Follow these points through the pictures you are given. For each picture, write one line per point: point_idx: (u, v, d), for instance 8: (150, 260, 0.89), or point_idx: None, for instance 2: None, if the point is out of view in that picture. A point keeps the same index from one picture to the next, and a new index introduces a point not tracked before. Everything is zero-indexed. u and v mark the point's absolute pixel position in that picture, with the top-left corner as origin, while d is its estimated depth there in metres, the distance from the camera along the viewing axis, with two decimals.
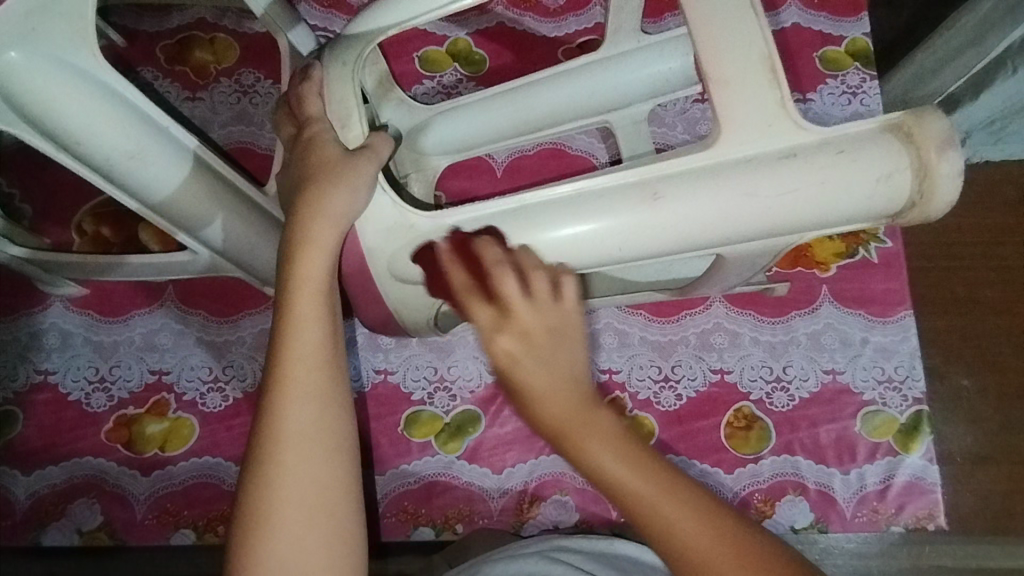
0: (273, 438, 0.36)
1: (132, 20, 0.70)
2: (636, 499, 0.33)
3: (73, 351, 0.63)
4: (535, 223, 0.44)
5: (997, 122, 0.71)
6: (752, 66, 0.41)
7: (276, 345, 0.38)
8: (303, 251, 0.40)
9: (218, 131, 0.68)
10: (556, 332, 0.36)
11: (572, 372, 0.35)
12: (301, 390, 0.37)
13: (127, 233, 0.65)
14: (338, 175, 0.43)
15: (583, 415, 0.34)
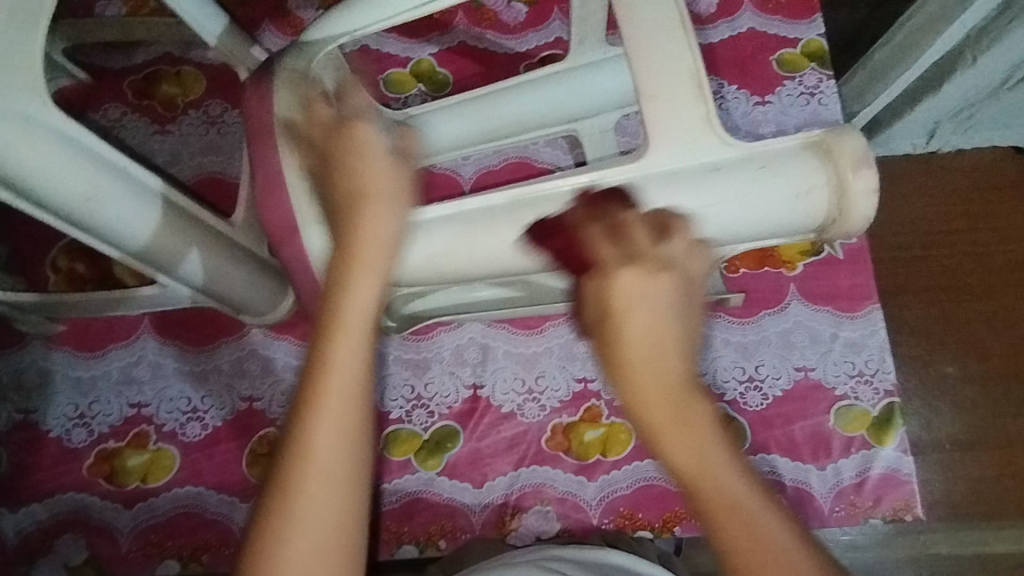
0: (310, 403, 0.37)
1: (99, 58, 0.71)
2: (714, 496, 0.34)
3: (52, 389, 0.64)
4: (481, 230, 0.46)
5: (963, 114, 0.82)
6: (680, 81, 0.44)
7: (331, 308, 0.40)
8: (357, 279, 0.40)
9: (188, 162, 0.69)
10: (637, 299, 0.37)
11: (679, 362, 0.36)
12: (350, 354, 0.39)
13: (103, 268, 0.65)
14: (407, 165, 0.44)
15: (671, 401, 0.35)
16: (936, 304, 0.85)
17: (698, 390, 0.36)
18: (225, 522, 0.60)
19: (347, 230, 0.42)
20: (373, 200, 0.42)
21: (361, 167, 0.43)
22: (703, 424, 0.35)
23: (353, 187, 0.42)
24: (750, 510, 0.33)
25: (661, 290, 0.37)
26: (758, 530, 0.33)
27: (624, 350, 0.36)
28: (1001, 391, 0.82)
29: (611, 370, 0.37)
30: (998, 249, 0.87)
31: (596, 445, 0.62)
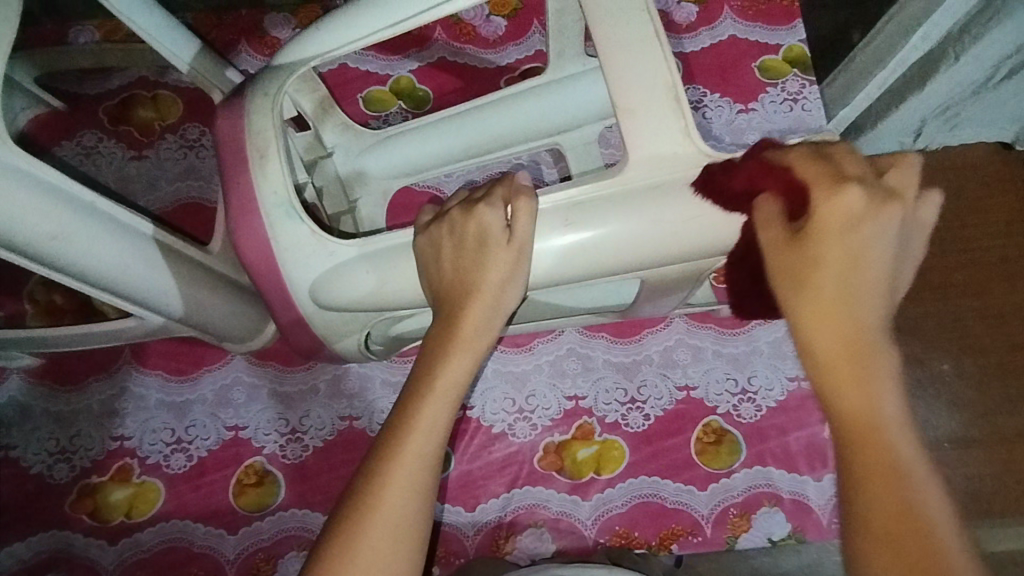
0: (387, 459, 0.40)
1: (73, 84, 0.71)
2: (872, 452, 0.33)
3: (32, 424, 0.62)
4: (469, 251, 0.45)
5: (950, 111, 0.82)
6: (655, 94, 0.43)
7: (423, 370, 0.43)
8: (456, 352, 0.44)
9: (167, 188, 0.68)
10: (846, 227, 0.36)
11: (875, 311, 0.36)
12: (429, 422, 0.41)
13: (81, 299, 0.64)
14: (492, 237, 0.44)
15: (843, 344, 0.35)
16: (928, 302, 0.85)
17: (882, 347, 0.35)
18: (213, 556, 0.58)
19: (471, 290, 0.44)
20: (480, 295, 0.44)
21: (468, 260, 0.45)
22: (887, 379, 0.34)
23: (468, 273, 0.45)
24: (914, 477, 0.32)
25: (870, 216, 0.37)
26: (915, 498, 0.31)
27: (814, 279, 0.36)
28: (997, 389, 0.82)
29: (790, 306, 0.37)
30: (987, 246, 0.88)
31: (589, 463, 0.61)
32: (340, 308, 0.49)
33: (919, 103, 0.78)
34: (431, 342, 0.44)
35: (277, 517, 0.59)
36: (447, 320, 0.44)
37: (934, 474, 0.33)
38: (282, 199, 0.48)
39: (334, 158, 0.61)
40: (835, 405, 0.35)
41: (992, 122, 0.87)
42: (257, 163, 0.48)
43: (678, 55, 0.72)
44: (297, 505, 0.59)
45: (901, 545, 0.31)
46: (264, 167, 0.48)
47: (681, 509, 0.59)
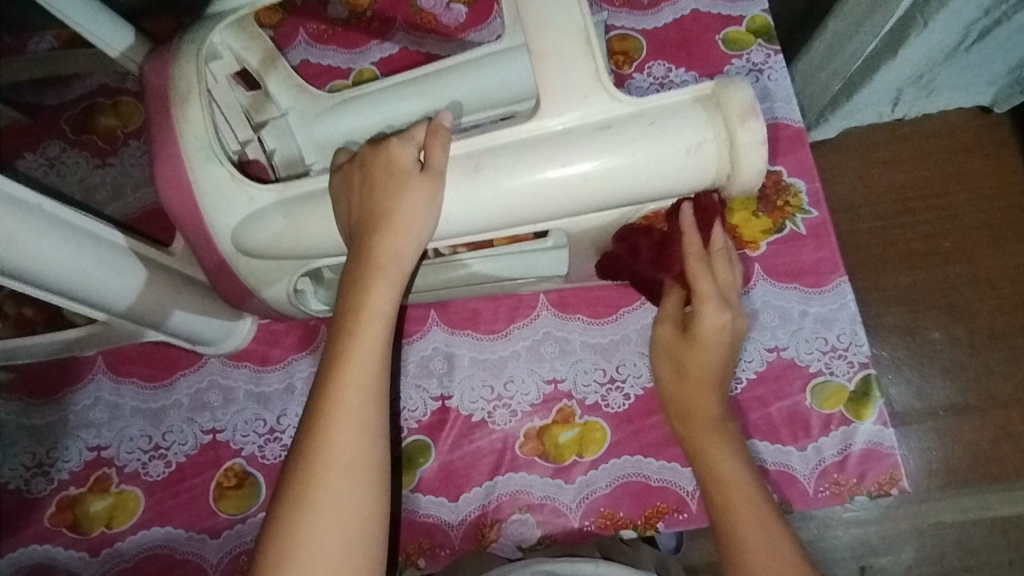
0: (330, 398, 0.42)
1: (33, 96, 0.70)
2: (736, 505, 0.47)
3: (8, 440, 0.62)
4: (386, 188, 0.44)
5: (924, 74, 0.81)
6: (568, 41, 0.43)
7: (347, 308, 0.44)
8: (376, 287, 0.44)
9: (131, 194, 0.67)
10: (712, 339, 0.51)
11: (716, 397, 0.51)
12: (363, 354, 0.43)
13: (52, 311, 0.64)
14: (405, 179, 0.44)
15: (706, 412, 0.51)
16: (913, 271, 0.85)
17: (726, 416, 0.52)
18: (196, 561, 0.58)
19: (374, 226, 0.44)
20: (394, 223, 0.44)
21: (380, 191, 0.44)
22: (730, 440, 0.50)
23: (375, 210, 0.44)
24: (763, 516, 0.47)
25: (728, 333, 0.51)
26: (764, 516, 0.47)
27: (683, 371, 0.51)
28: (991, 353, 0.82)
29: (673, 396, 0.52)
30: (969, 210, 0.87)
31: (571, 445, 0.60)
32: (260, 255, 0.49)
33: (892, 69, 0.77)
34: (349, 275, 0.44)
35: (257, 519, 0.58)
36: (363, 250, 0.44)
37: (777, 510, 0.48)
38: (205, 143, 0.47)
39: (289, 119, 0.59)
40: (707, 470, 0.50)
41: (968, 85, 0.86)
42: (206, 156, 0.47)
43: (641, 32, 0.71)
44: None
45: (762, 553, 0.46)
46: (214, 159, 0.48)
47: (665, 487, 0.58)
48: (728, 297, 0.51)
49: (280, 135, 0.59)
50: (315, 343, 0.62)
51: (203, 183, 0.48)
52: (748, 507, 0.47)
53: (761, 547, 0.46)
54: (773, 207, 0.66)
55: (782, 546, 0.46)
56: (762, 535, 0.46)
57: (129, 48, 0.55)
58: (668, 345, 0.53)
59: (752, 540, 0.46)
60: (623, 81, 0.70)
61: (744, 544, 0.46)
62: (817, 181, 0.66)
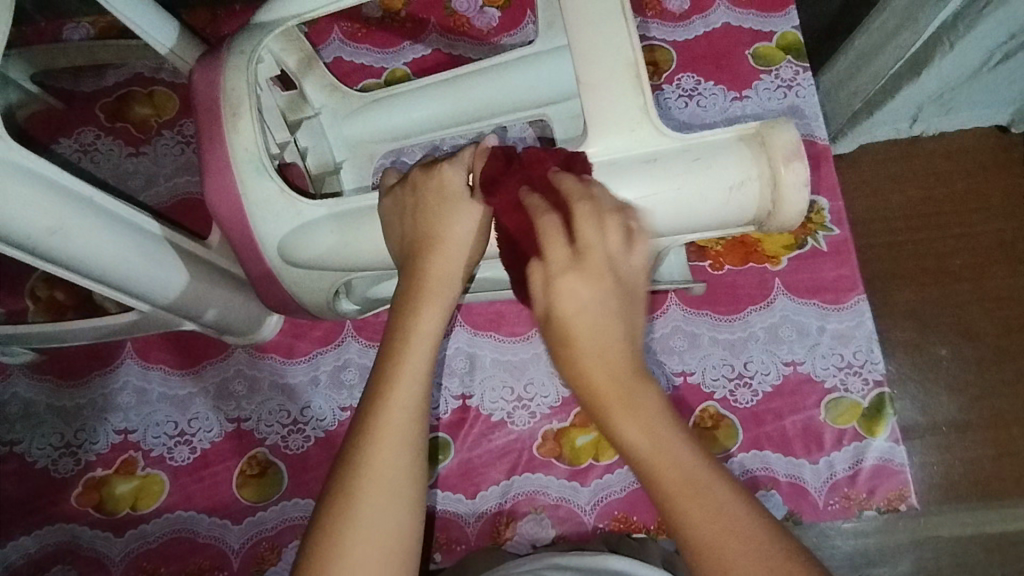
0: (377, 414, 0.42)
1: (68, 82, 0.69)
2: (678, 490, 0.35)
3: (36, 420, 0.63)
4: (437, 213, 0.45)
5: (946, 94, 0.82)
6: (617, 67, 0.44)
7: (397, 325, 0.44)
8: (426, 305, 0.44)
9: (163, 184, 0.68)
10: (577, 303, 0.37)
11: (632, 357, 0.37)
12: (411, 370, 0.43)
13: (82, 296, 0.65)
14: (454, 205, 0.45)
15: (617, 382, 0.37)
16: (924, 288, 0.86)
17: (645, 378, 0.37)
18: (218, 545, 0.59)
19: (426, 246, 0.45)
20: (444, 247, 0.45)
21: (431, 216, 0.45)
22: (650, 414, 0.36)
23: (426, 232, 0.45)
24: (707, 488, 0.35)
25: (598, 298, 0.37)
26: (719, 510, 0.34)
27: (574, 352, 0.37)
28: (997, 372, 0.83)
29: (571, 372, 0.38)
30: (983, 230, 0.88)
31: (588, 449, 0.62)
32: (305, 263, 0.50)
33: (916, 88, 0.78)
34: (400, 299, 0.45)
35: (280, 507, 0.60)
36: (412, 273, 0.45)
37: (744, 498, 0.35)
38: (254, 155, 0.49)
39: (321, 118, 0.61)
40: (628, 450, 0.37)
41: (986, 104, 0.86)
42: (256, 166, 0.49)
43: (672, 43, 0.72)
44: (300, 495, 0.60)
45: (735, 552, 0.34)
46: (262, 166, 0.49)
47: None
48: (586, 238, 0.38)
49: (313, 136, 0.60)
50: (340, 339, 0.64)
51: (251, 192, 0.49)
52: (691, 491, 0.35)
53: (734, 542, 0.34)
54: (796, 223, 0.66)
55: (751, 542, 0.34)
56: (726, 526, 0.34)
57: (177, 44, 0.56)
58: (548, 332, 0.38)
59: (692, 518, 0.34)
60: (652, 92, 0.71)
61: (698, 533, 0.34)
62: (840, 200, 0.67)
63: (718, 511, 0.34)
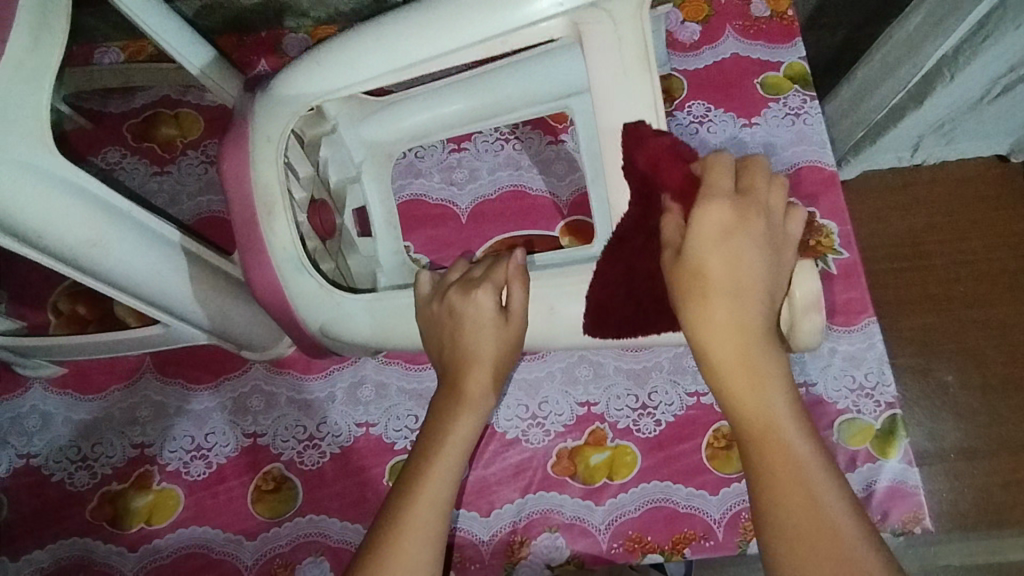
0: (404, 507, 0.47)
1: (97, 103, 0.72)
2: (776, 459, 0.39)
3: (54, 432, 0.63)
4: (473, 333, 0.50)
5: (946, 123, 0.84)
6: (628, 60, 0.46)
7: (436, 435, 0.50)
8: (461, 416, 0.50)
9: (186, 203, 0.70)
10: (715, 246, 0.40)
11: (764, 328, 0.40)
12: (443, 470, 0.48)
13: (103, 310, 0.66)
14: (486, 332, 0.50)
15: (738, 359, 0.40)
16: (930, 313, 0.87)
17: (768, 344, 0.40)
18: (230, 561, 0.59)
19: (459, 366, 0.51)
20: (479, 368, 0.50)
21: (468, 339, 0.50)
22: (773, 387, 0.40)
23: (461, 355, 0.51)
24: (805, 468, 0.38)
25: (750, 243, 0.41)
26: (809, 486, 0.38)
27: (708, 306, 0.40)
28: (1003, 398, 0.83)
29: (731, 405, 0.41)
30: (988, 257, 0.90)
31: (602, 468, 0.62)
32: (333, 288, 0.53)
33: (919, 117, 0.80)
34: (441, 403, 0.51)
35: (294, 523, 0.60)
36: (450, 378, 0.51)
37: (835, 479, 0.39)
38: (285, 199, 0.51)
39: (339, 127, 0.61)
40: (734, 414, 0.40)
41: (986, 133, 0.88)
42: (294, 264, 0.52)
43: (683, 72, 0.74)
44: (315, 510, 0.60)
45: (806, 535, 0.37)
46: (301, 264, 0.52)
47: (693, 514, 0.60)
48: (751, 208, 0.41)
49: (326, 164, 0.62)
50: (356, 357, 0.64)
51: (293, 285, 0.52)
52: (784, 459, 0.39)
53: (817, 525, 0.37)
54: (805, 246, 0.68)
55: (832, 518, 0.37)
56: (809, 508, 0.37)
57: (207, 64, 0.58)
58: (674, 275, 0.41)
59: (776, 470, 0.38)
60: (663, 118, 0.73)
61: (771, 477, 0.38)
62: (848, 224, 0.68)
63: (806, 497, 0.38)
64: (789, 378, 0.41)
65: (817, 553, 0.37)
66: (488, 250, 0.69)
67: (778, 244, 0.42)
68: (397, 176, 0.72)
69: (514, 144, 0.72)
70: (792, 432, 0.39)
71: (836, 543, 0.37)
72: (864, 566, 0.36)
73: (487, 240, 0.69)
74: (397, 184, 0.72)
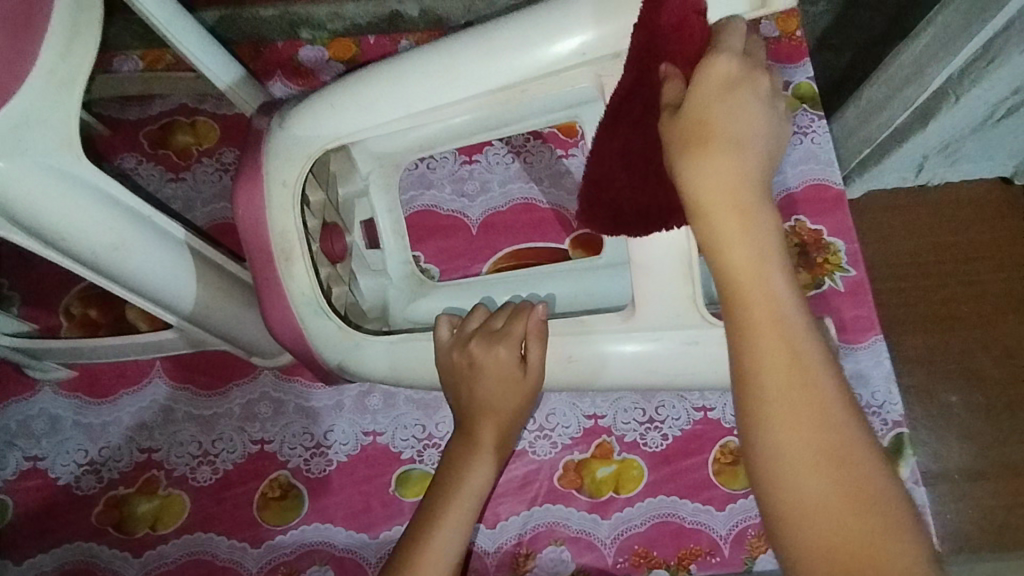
0: (417, 544, 0.50)
1: (116, 110, 0.74)
2: (770, 332, 0.34)
3: (62, 436, 0.63)
4: (485, 399, 0.53)
5: (951, 144, 0.85)
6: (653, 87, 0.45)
7: (450, 479, 0.53)
8: (476, 461, 0.54)
9: (200, 209, 0.71)
10: (719, 100, 0.36)
11: (765, 200, 0.36)
12: (453, 517, 0.51)
13: (115, 314, 0.67)
14: (508, 388, 0.52)
15: (735, 210, 0.35)
16: (934, 332, 0.87)
17: (768, 215, 0.36)
18: (235, 569, 0.59)
19: (471, 417, 0.54)
20: (491, 422, 0.54)
21: (489, 394, 0.53)
22: (774, 259, 0.35)
23: (478, 407, 0.54)
24: (798, 341, 0.34)
25: (754, 106, 0.37)
26: (801, 363, 0.34)
27: (701, 156, 0.36)
28: (1008, 420, 0.83)
29: (715, 251, 0.36)
30: (993, 278, 0.90)
31: (608, 481, 0.62)
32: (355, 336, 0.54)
33: (924, 137, 0.81)
34: (454, 447, 0.55)
35: (300, 532, 0.60)
36: (464, 422, 0.54)
37: (834, 367, 0.34)
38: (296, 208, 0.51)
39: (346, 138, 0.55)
40: (726, 277, 0.36)
41: (990, 155, 0.89)
42: (313, 308, 0.53)
43: None
44: (320, 519, 0.60)
45: (795, 414, 0.33)
46: (319, 307, 0.53)
47: (699, 529, 0.60)
48: (753, 63, 0.38)
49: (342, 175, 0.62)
50: None
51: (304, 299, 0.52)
52: (784, 345, 0.34)
53: (806, 412, 0.33)
54: (813, 264, 0.68)
55: (824, 396, 0.34)
56: (805, 394, 0.34)
57: (236, 81, 0.60)
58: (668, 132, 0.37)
59: (781, 381, 0.34)
60: None
61: (767, 386, 0.34)
62: (856, 242, 0.69)
63: (803, 376, 0.34)
64: (790, 265, 0.36)
65: (804, 436, 0.33)
66: (497, 262, 0.69)
67: (779, 112, 0.39)
68: (408, 188, 0.72)
69: (524, 156, 0.73)
70: (794, 309, 0.35)
71: (827, 425, 0.33)
72: (859, 465, 0.33)
73: (498, 252, 0.70)
74: (408, 195, 0.72)
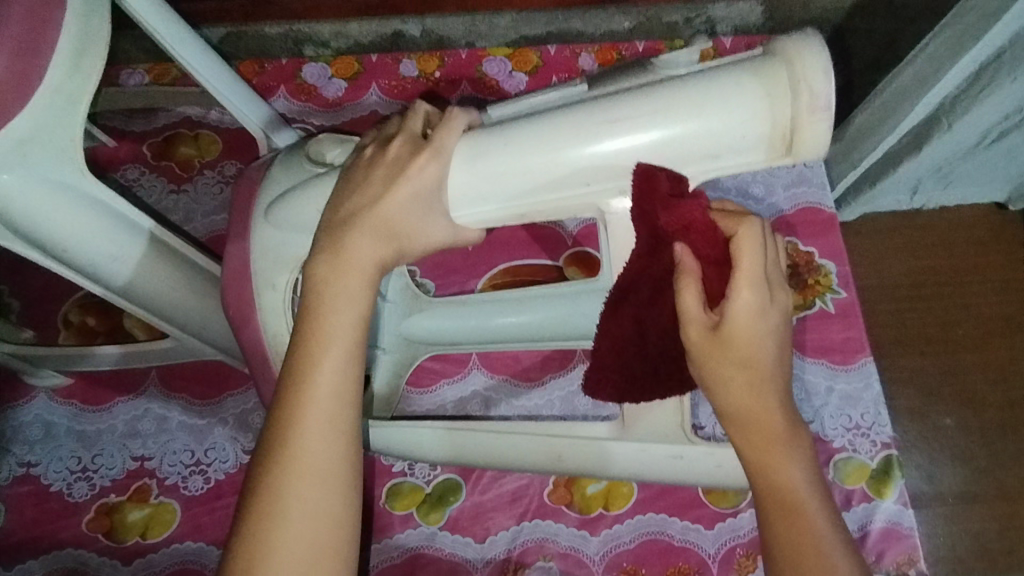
0: (298, 385, 0.42)
1: (121, 122, 0.75)
2: (800, 544, 0.38)
3: (55, 442, 0.64)
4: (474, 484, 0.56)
5: (943, 168, 0.86)
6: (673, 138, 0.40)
7: (314, 317, 0.43)
8: (345, 283, 0.44)
9: (201, 221, 0.72)
10: (748, 334, 0.39)
11: (790, 424, 0.40)
12: (327, 341, 0.43)
13: (113, 322, 0.68)
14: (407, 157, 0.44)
15: (768, 438, 0.40)
16: (928, 356, 0.88)
17: (798, 439, 0.40)
18: None
19: (338, 237, 0.44)
20: (394, 189, 0.43)
21: (380, 173, 0.44)
22: (799, 476, 0.39)
23: (367, 187, 0.44)
24: (823, 551, 0.38)
25: (772, 336, 0.39)
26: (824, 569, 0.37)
27: (731, 391, 0.40)
28: (1000, 443, 0.83)
29: (751, 466, 0.41)
30: (987, 302, 0.90)
31: (598, 498, 0.62)
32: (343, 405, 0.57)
33: (916, 163, 0.83)
34: (317, 259, 0.44)
35: None
36: (328, 259, 0.44)
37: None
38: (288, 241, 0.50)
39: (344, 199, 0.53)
40: (762, 488, 0.40)
41: (981, 180, 0.90)
42: None
43: None
44: None
45: None
46: None
47: (688, 548, 0.60)
48: (769, 279, 0.40)
49: None
50: None
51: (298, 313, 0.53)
52: (806, 550, 0.38)
53: None
54: (804, 285, 0.69)
55: None
56: None
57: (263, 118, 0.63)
58: (696, 351, 0.40)
59: None
60: None
61: None
62: (846, 264, 0.70)
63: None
64: (819, 474, 0.40)
65: None
66: (492, 278, 0.70)
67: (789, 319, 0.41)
68: None
69: None
70: (821, 522, 0.38)
71: None
72: None
73: (493, 268, 0.71)
74: None
